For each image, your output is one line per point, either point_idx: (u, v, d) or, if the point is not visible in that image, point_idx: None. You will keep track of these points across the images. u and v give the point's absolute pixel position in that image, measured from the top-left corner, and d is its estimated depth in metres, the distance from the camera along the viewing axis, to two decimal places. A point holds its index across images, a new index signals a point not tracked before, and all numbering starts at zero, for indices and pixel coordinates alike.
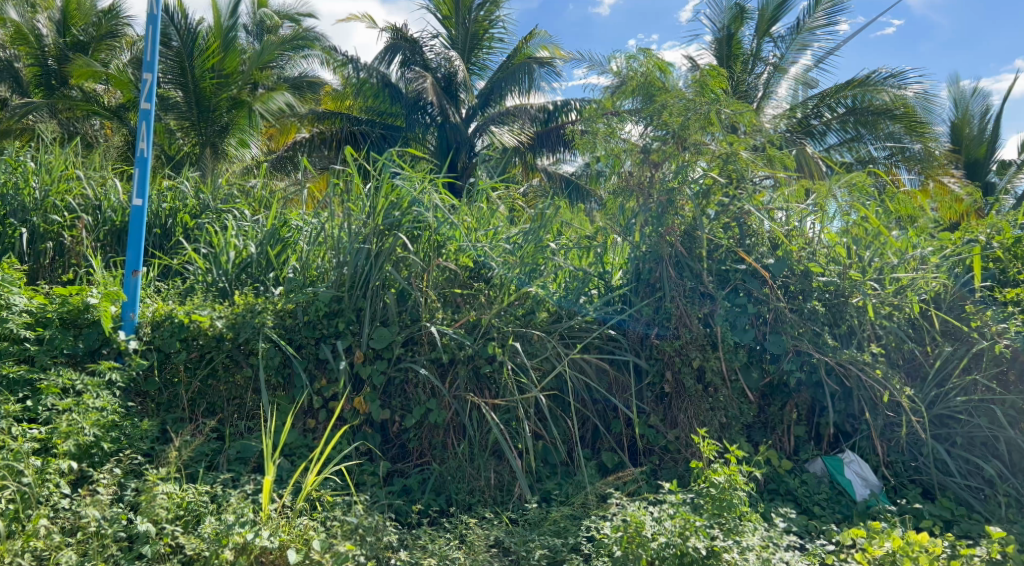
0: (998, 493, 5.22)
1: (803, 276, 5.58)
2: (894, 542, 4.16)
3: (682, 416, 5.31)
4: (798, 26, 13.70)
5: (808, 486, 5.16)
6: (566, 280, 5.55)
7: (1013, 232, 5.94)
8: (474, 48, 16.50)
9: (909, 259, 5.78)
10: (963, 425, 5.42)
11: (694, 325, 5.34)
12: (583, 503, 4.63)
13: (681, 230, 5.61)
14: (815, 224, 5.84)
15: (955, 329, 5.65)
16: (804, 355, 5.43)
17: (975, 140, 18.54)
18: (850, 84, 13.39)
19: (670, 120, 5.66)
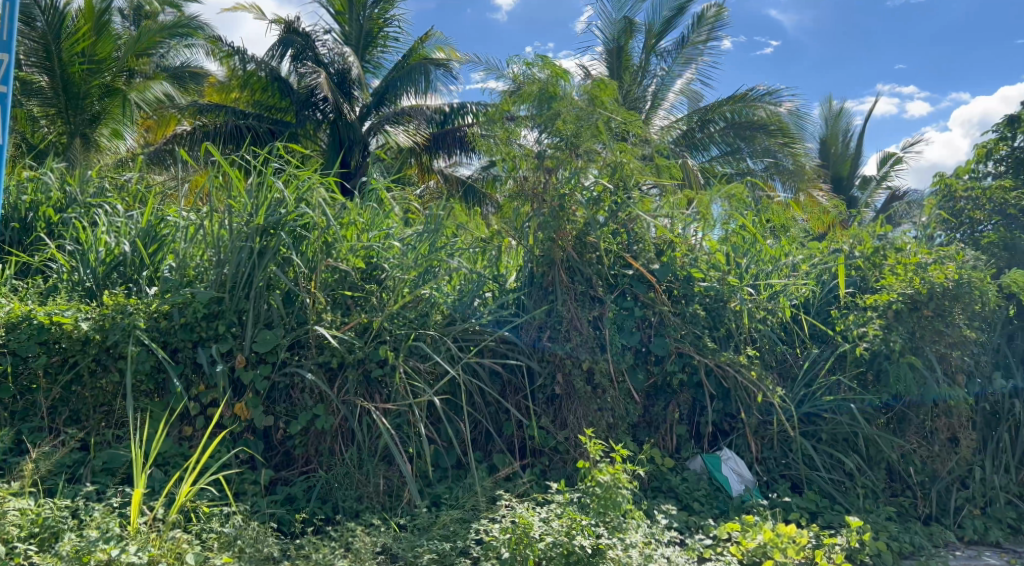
0: (857, 485, 5.62)
1: (685, 281, 5.83)
2: (766, 534, 4.39)
3: (571, 417, 5.34)
4: (683, 41, 14.29)
5: (688, 483, 5.36)
6: (461, 282, 5.58)
7: (872, 243, 6.35)
8: (368, 45, 16.25)
9: (781, 267, 6.21)
10: (827, 423, 5.79)
11: (584, 327, 5.43)
12: (472, 506, 4.63)
13: (573, 235, 5.70)
14: (696, 232, 6.13)
15: (821, 333, 6.10)
16: (685, 357, 5.66)
17: (840, 156, 19.89)
18: (731, 99, 13.98)
19: (563, 128, 5.78)
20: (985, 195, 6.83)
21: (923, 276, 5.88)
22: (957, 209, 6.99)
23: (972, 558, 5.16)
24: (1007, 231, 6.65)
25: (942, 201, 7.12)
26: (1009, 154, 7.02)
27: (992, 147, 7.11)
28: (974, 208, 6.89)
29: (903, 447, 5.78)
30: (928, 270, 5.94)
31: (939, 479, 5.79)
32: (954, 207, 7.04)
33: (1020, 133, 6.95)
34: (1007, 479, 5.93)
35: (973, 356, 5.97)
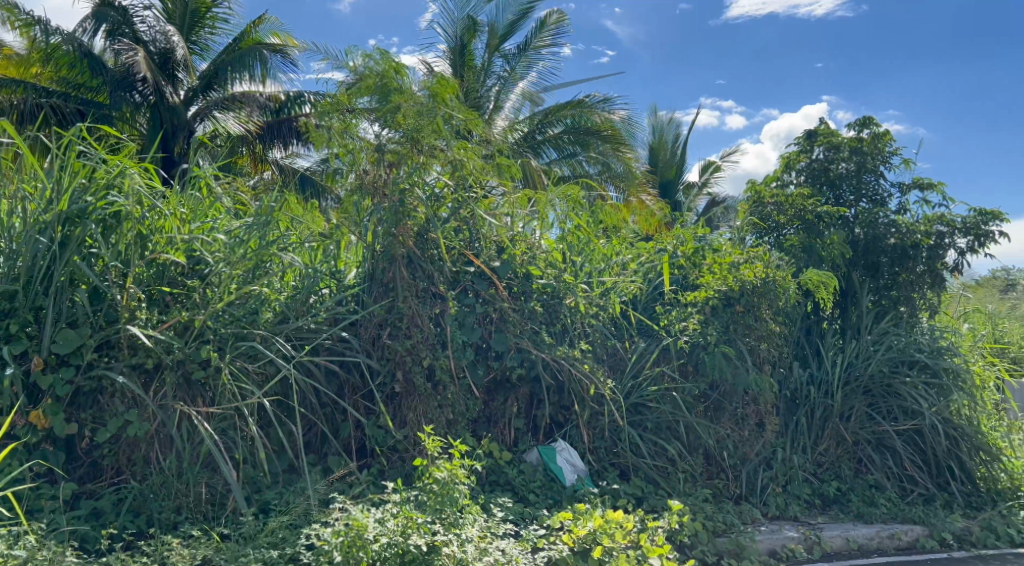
0: (678, 470, 5.98)
1: (524, 278, 5.94)
2: (596, 521, 4.56)
3: (410, 415, 5.28)
4: (524, 45, 14.56)
5: (525, 475, 5.47)
6: (296, 278, 5.38)
7: (693, 243, 6.71)
8: (194, 25, 15.25)
9: (613, 265, 6.52)
10: (653, 412, 6.13)
11: (425, 324, 5.38)
12: (304, 510, 4.46)
13: (413, 231, 5.62)
14: (535, 231, 6.27)
15: (648, 327, 6.44)
16: (524, 353, 5.76)
17: (667, 163, 21.11)
18: (570, 104, 14.40)
19: (403, 123, 5.67)
20: (788, 201, 7.47)
21: (735, 274, 6.43)
22: (766, 214, 7.62)
23: (775, 532, 5.66)
24: (806, 235, 7.34)
25: (753, 207, 7.74)
26: (808, 166, 7.77)
27: (794, 158, 7.84)
28: (779, 213, 7.53)
29: (718, 433, 6.23)
30: (740, 269, 6.47)
31: (749, 461, 6.32)
32: (763, 213, 7.66)
33: (817, 146, 7.71)
34: (804, 458, 6.57)
35: (777, 348, 6.56)
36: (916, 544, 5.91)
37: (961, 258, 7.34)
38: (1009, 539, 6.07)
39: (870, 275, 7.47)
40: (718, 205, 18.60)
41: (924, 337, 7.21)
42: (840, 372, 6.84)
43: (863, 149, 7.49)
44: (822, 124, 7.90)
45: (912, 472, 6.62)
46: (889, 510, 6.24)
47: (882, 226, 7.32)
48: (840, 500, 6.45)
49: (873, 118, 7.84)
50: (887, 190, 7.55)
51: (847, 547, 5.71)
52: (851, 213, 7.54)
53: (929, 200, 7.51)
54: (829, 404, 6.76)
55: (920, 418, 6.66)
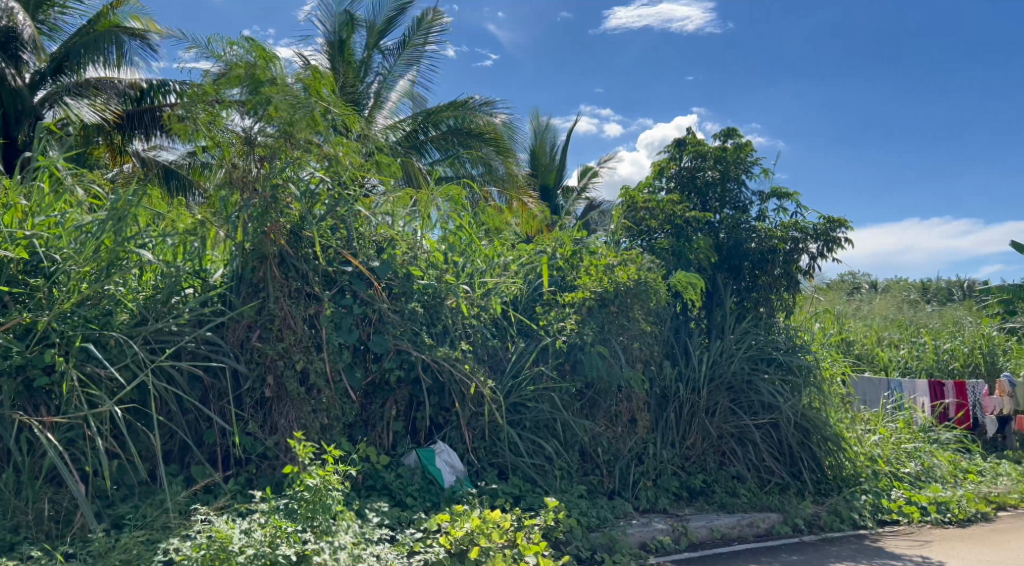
0: (555, 467, 6.06)
1: (405, 278, 5.85)
2: (473, 522, 4.56)
3: (282, 420, 5.08)
4: (404, 42, 14.22)
5: (402, 479, 5.37)
6: (155, 277, 5.08)
7: (570, 245, 6.89)
8: (42, 4, 14.12)
9: (494, 266, 6.55)
10: (531, 411, 6.18)
11: (299, 326, 5.18)
12: (163, 524, 4.19)
13: (286, 229, 5.42)
14: (417, 231, 6.20)
15: (527, 328, 6.51)
16: (403, 354, 5.67)
17: (547, 168, 21.45)
18: (452, 105, 14.00)
19: (276, 115, 5.36)
20: (659, 206, 7.75)
21: (610, 276, 6.59)
22: (638, 218, 7.89)
23: (645, 525, 5.85)
24: (675, 239, 7.67)
25: (627, 211, 8.00)
26: (677, 173, 8.10)
27: (665, 165, 8.14)
28: (651, 218, 7.81)
29: (593, 430, 6.38)
30: (614, 270, 6.66)
31: (622, 457, 6.52)
32: (636, 217, 7.93)
33: (685, 154, 8.04)
34: (672, 453, 6.84)
35: (649, 347, 6.79)
36: (772, 531, 6.29)
37: (813, 262, 7.89)
38: (852, 522, 6.58)
39: (733, 278, 7.90)
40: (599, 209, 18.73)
41: (780, 336, 7.66)
42: (706, 370, 7.17)
43: (727, 159, 7.89)
44: (690, 134, 8.27)
45: (769, 463, 7.03)
46: (749, 500, 6.60)
47: (743, 232, 7.74)
48: (705, 491, 6.76)
49: (736, 129, 8.29)
50: (748, 197, 8.00)
51: (710, 536, 6.00)
52: (717, 219, 7.94)
53: (785, 208, 8.03)
54: (696, 401, 7.07)
55: (777, 412, 7.08)
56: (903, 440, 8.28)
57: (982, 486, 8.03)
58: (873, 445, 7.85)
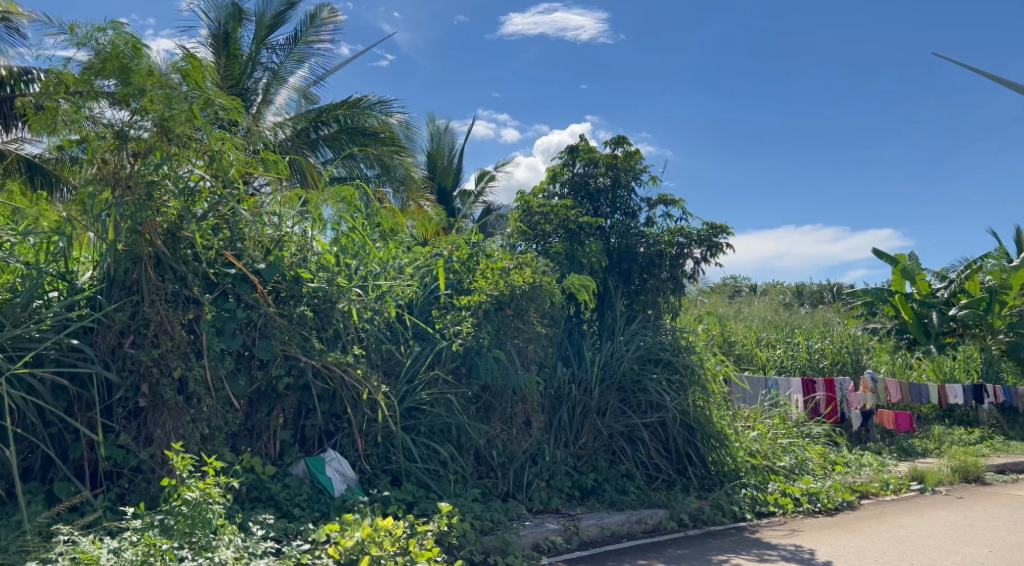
0: (449, 472, 6.03)
1: (293, 281, 5.65)
2: (363, 531, 4.45)
3: (157, 431, 4.80)
4: (295, 38, 13.49)
5: (290, 489, 5.20)
6: (13, 278, 4.79)
7: (467, 249, 6.88)
8: None
9: (389, 269, 6.44)
10: (426, 416, 6.11)
11: (177, 331, 4.89)
12: (19, 547, 3.86)
13: (163, 228, 5.11)
14: (308, 232, 6.03)
15: (422, 331, 6.42)
16: (291, 360, 5.48)
17: (445, 170, 21.29)
18: (344, 103, 13.06)
19: (149, 108, 5.13)
20: (554, 211, 7.86)
21: (506, 280, 6.60)
22: (533, 222, 7.97)
23: (538, 525, 5.90)
24: (568, 244, 7.82)
25: (523, 215, 8.05)
26: (570, 179, 8.24)
27: (559, 170, 8.25)
28: (545, 222, 7.92)
29: (488, 433, 6.39)
30: (510, 274, 6.69)
31: (516, 459, 6.56)
32: (531, 221, 8.00)
33: (578, 160, 8.18)
34: (565, 454, 6.94)
35: (543, 348, 6.87)
36: (660, 526, 6.49)
37: (698, 266, 8.21)
38: (732, 514, 6.90)
39: (623, 281, 8.12)
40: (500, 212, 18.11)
41: (668, 337, 7.91)
42: (598, 371, 7.33)
43: (617, 165, 8.08)
44: (582, 141, 8.42)
45: (657, 460, 7.26)
46: (637, 497, 6.80)
47: (633, 236, 7.97)
48: (596, 490, 6.91)
49: (626, 137, 8.53)
50: (637, 204, 8.27)
51: (601, 534, 6.13)
52: (607, 224, 8.14)
53: (671, 215, 8.33)
54: (588, 401, 7.21)
55: (663, 410, 7.32)
56: (779, 435, 8.74)
57: (848, 476, 8.60)
58: (752, 441, 8.24)
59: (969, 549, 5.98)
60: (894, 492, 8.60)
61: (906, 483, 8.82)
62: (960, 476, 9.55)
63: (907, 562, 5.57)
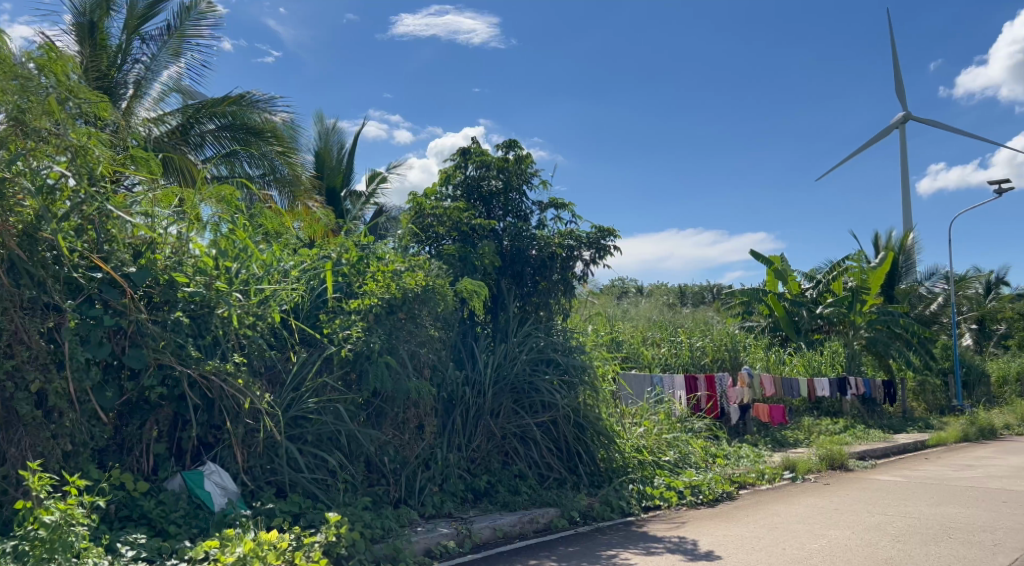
0: (338, 481, 5.87)
1: (167, 286, 5.35)
2: (245, 546, 4.27)
3: (12, 449, 4.48)
4: (168, 30, 12.54)
5: (164, 506, 4.90)
6: None
7: (357, 251, 6.68)
8: None
9: (273, 272, 6.20)
10: (313, 424, 5.93)
11: (35, 340, 4.56)
12: None
13: (19, 229, 4.73)
14: (185, 233, 5.72)
15: (309, 337, 6.22)
16: (165, 369, 5.17)
17: (334, 170, 20.69)
18: (226, 99, 12.29)
19: (2, 99, 4.73)
20: (446, 214, 7.83)
21: (398, 282, 6.54)
22: (425, 224, 7.90)
23: (430, 531, 5.84)
24: (461, 246, 7.80)
25: (415, 217, 7.95)
26: (463, 181, 8.21)
27: (451, 173, 8.20)
28: (437, 224, 7.88)
29: (379, 439, 6.28)
30: (402, 276, 6.63)
31: (408, 464, 6.48)
32: (423, 223, 7.92)
33: (470, 163, 8.17)
34: (458, 457, 6.91)
35: (436, 352, 6.81)
36: (551, 525, 6.56)
37: (587, 268, 8.37)
38: (621, 510, 7.08)
39: (515, 283, 8.17)
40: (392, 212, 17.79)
41: (559, 337, 8.02)
42: (491, 373, 7.33)
43: (509, 169, 8.13)
44: (474, 144, 8.42)
45: (548, 460, 7.35)
46: (529, 497, 6.85)
47: (525, 239, 8.04)
48: (489, 492, 6.92)
49: (517, 141, 8.59)
50: (528, 207, 8.35)
51: (494, 536, 6.13)
52: (500, 227, 8.18)
53: (562, 218, 8.46)
54: (481, 403, 7.20)
55: (555, 410, 7.40)
56: (663, 431, 9.04)
57: (727, 469, 9.02)
58: (639, 437, 8.48)
59: (835, 532, 6.38)
60: (769, 481, 9.09)
61: (779, 473, 9.33)
62: (826, 464, 10.21)
63: (781, 548, 5.88)
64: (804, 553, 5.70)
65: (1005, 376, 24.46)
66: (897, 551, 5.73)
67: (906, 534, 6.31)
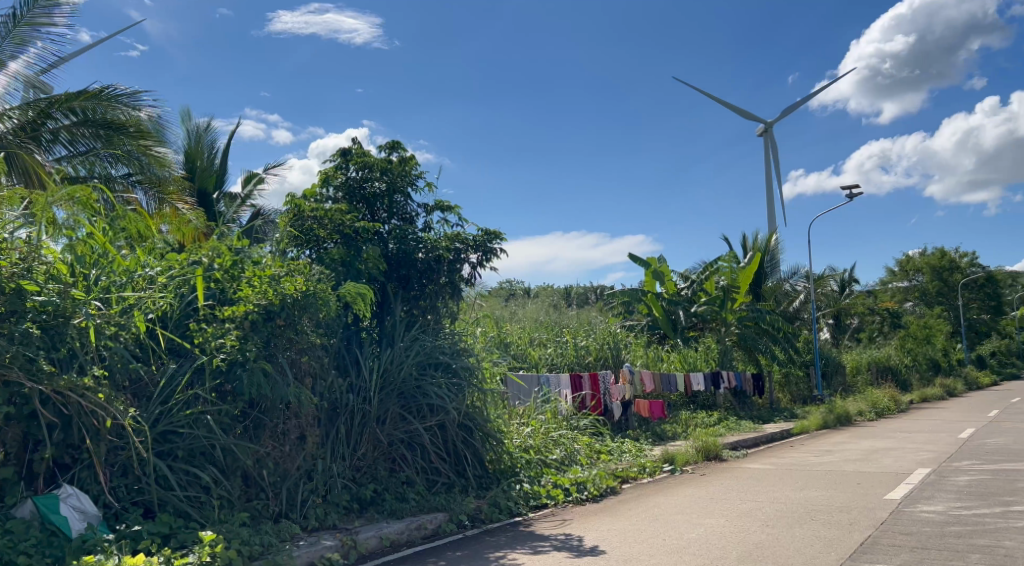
0: (212, 497, 5.58)
1: (16, 294, 4.92)
2: None
3: None
4: (13, 16, 11.45)
5: (13, 535, 4.49)
6: None
7: (230, 256, 6.35)
8: None
9: (137, 279, 5.85)
10: (184, 439, 5.61)
11: None
12: None
13: None
14: (35, 236, 5.37)
15: (178, 347, 5.90)
16: (13, 386, 4.75)
17: (206, 170, 19.70)
18: (82, 93, 11.15)
19: None
20: (327, 216, 7.62)
21: (276, 288, 6.18)
22: (305, 227, 7.65)
23: (313, 544, 5.65)
24: (344, 249, 7.60)
25: (293, 220, 7.70)
26: (344, 183, 8.01)
27: (332, 174, 7.99)
28: (318, 227, 7.64)
29: (257, 452, 6.02)
30: (280, 282, 6.28)
31: (289, 477, 6.24)
32: (303, 226, 7.67)
33: (352, 164, 7.98)
34: (343, 466, 6.72)
35: (318, 359, 6.59)
36: (439, 530, 6.52)
37: (473, 271, 8.38)
38: (509, 510, 7.12)
39: (401, 287, 8.07)
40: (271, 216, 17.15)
41: (446, 340, 7.95)
42: (377, 379, 7.16)
43: (392, 170, 8.02)
44: (357, 145, 8.24)
45: (436, 464, 7.30)
46: (416, 503, 6.77)
47: (410, 242, 7.90)
48: (375, 500, 6.77)
49: (401, 143, 8.49)
50: (414, 209, 8.27)
51: (380, 546, 6.02)
52: (385, 229, 8.03)
53: (447, 221, 8.42)
54: (367, 410, 7.03)
55: (443, 414, 7.33)
56: (549, 430, 9.16)
57: (610, 464, 9.26)
58: (526, 437, 8.55)
59: (711, 520, 6.68)
60: (650, 475, 9.40)
61: (659, 466, 9.67)
62: (702, 455, 10.69)
63: (661, 539, 6.08)
64: (682, 543, 5.93)
65: (857, 365, 26.50)
66: (767, 535, 6.06)
67: (774, 518, 6.69)
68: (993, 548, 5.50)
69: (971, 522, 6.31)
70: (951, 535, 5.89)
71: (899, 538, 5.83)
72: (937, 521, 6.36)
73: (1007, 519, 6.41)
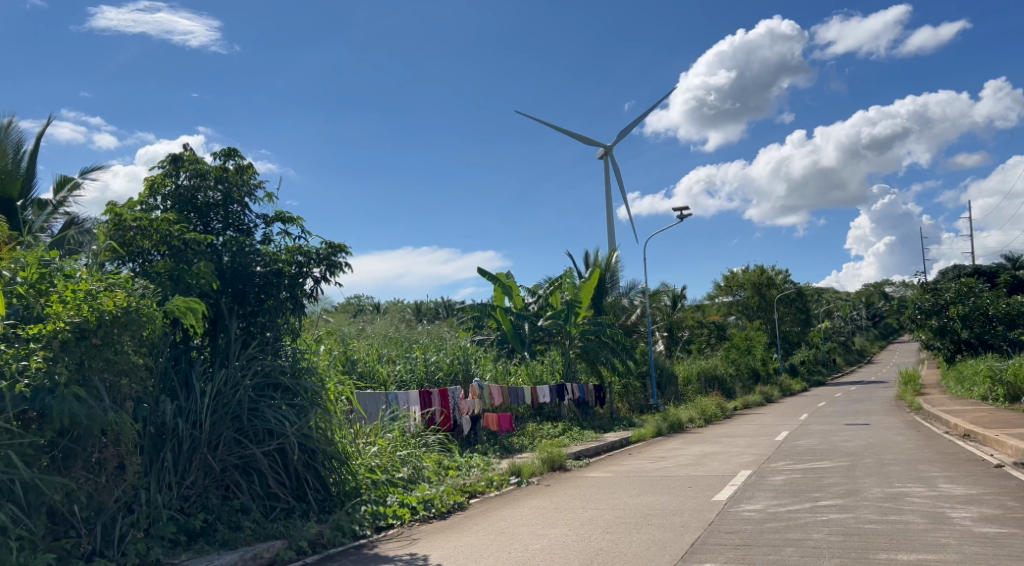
0: (10, 538, 4.99)
1: None
2: None
3: None
4: None
5: None
6: None
7: (37, 268, 5.73)
8: None
9: None
10: None
11: None
12: None
13: None
14: None
15: None
16: None
17: (9, 176, 17.76)
18: None
19: None
20: (153, 226, 7.06)
21: (91, 303, 5.61)
22: (127, 238, 7.04)
23: None
24: (173, 263, 7.10)
25: (113, 231, 7.05)
26: (174, 192, 7.50)
27: (159, 182, 7.46)
28: (142, 238, 7.06)
29: (67, 486, 5.45)
30: (98, 297, 5.70)
31: (105, 510, 5.72)
32: (124, 237, 7.05)
33: (182, 171, 7.49)
34: (169, 496, 6.23)
35: (140, 382, 6.06)
36: (276, 558, 6.18)
37: (317, 286, 8.07)
38: (352, 533, 6.89)
39: (236, 303, 7.62)
40: (91, 226, 15.74)
41: (286, 359, 7.61)
42: (208, 402, 6.72)
43: (229, 179, 7.64)
44: (188, 151, 7.75)
45: (275, 490, 6.92)
46: (251, 531, 6.38)
47: (247, 254, 7.54)
48: (206, 531, 6.32)
49: (237, 150, 8.08)
50: (251, 221, 7.87)
51: None
52: (219, 241, 7.59)
53: (288, 233, 8.08)
54: (197, 436, 6.58)
55: (283, 437, 6.96)
56: (397, 448, 8.97)
57: (457, 479, 9.24)
58: (372, 456, 8.31)
59: (554, 531, 6.80)
60: (497, 488, 9.45)
61: (506, 479, 9.76)
62: (548, 466, 10.91)
63: (507, 552, 6.11)
64: (526, 555, 5.98)
65: (688, 375, 28.19)
66: (607, 542, 6.26)
67: (613, 525, 6.93)
68: (803, 541, 6.00)
69: (785, 518, 6.86)
70: (769, 531, 6.36)
71: (724, 536, 6.22)
72: (756, 519, 6.86)
73: (815, 513, 7.03)
